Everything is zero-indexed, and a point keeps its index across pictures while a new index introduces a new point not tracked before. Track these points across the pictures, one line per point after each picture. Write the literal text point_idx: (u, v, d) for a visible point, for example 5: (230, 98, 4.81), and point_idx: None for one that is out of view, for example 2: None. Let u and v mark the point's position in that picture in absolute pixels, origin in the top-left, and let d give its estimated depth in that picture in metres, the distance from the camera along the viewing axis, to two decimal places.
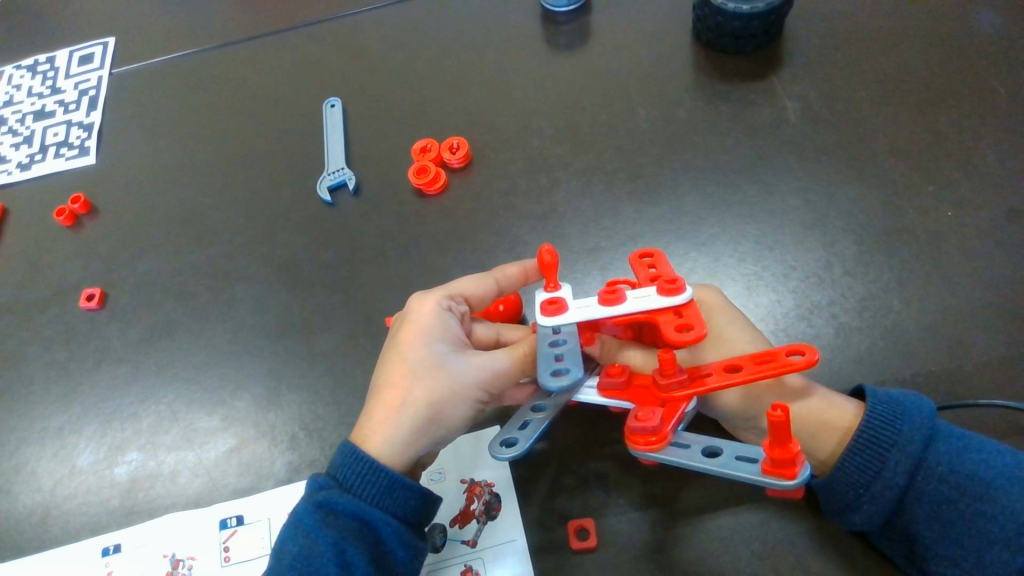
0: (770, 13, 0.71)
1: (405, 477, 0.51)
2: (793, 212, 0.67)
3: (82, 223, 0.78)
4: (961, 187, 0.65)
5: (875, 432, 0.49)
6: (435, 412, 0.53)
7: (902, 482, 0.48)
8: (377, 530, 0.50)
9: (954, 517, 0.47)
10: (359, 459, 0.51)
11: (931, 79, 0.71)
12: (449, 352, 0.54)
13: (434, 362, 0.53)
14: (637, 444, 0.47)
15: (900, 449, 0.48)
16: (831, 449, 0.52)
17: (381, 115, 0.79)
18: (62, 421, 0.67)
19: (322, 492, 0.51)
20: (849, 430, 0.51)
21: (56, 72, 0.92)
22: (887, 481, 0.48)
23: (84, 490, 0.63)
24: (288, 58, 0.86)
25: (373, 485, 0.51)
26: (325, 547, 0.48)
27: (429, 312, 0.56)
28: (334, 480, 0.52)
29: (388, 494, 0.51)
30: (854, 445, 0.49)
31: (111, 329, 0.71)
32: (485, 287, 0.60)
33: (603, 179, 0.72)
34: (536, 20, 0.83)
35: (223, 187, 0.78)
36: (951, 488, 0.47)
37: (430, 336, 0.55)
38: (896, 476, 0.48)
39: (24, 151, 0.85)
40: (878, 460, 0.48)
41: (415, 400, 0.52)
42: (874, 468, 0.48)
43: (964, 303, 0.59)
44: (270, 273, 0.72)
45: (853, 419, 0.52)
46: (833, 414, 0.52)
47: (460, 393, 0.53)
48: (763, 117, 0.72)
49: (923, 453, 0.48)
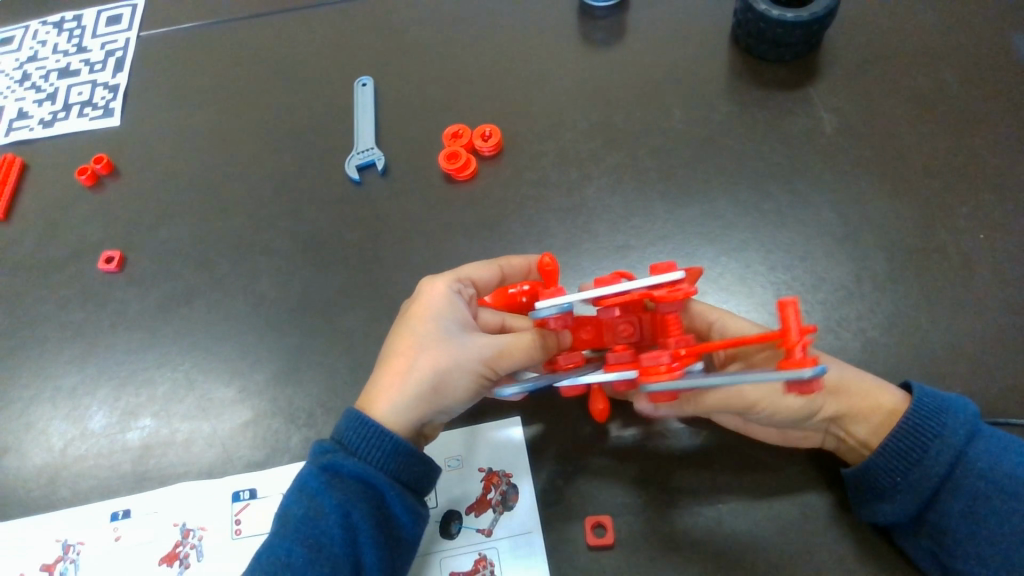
0: (814, 22, 0.69)
1: (407, 442, 0.50)
2: (825, 224, 0.66)
3: (104, 185, 0.78)
4: (997, 209, 0.64)
5: (919, 419, 0.48)
6: (441, 383, 0.51)
7: (941, 472, 0.46)
8: (381, 493, 0.49)
9: (988, 513, 0.45)
10: (363, 423, 0.50)
11: (977, 95, 0.70)
12: (458, 330, 0.52)
13: (442, 337, 0.52)
14: (647, 376, 0.40)
15: (943, 439, 0.47)
16: (875, 430, 0.50)
17: (413, 97, 0.79)
18: (74, 382, 0.68)
19: (326, 456, 0.49)
20: (897, 411, 0.50)
21: (83, 30, 0.92)
22: (925, 470, 0.47)
23: (96, 453, 0.64)
24: (322, 34, 0.85)
25: (378, 449, 0.49)
26: (330, 510, 0.47)
27: (439, 293, 0.54)
28: (339, 443, 0.50)
29: (392, 459, 0.50)
30: (897, 431, 0.48)
31: (128, 293, 0.71)
32: (491, 271, 0.59)
33: (635, 177, 0.71)
34: (574, 10, 0.82)
35: (250, 160, 0.78)
36: (989, 484, 0.46)
37: (440, 312, 0.53)
38: (936, 466, 0.46)
39: (47, 108, 0.85)
40: (918, 448, 0.47)
41: (421, 372, 0.51)
42: (914, 457, 0.47)
43: (991, 327, 0.59)
44: (294, 248, 0.72)
45: (898, 401, 0.50)
46: (878, 395, 0.51)
47: (467, 364, 0.51)
48: (801, 125, 0.71)
49: (966, 446, 0.46)
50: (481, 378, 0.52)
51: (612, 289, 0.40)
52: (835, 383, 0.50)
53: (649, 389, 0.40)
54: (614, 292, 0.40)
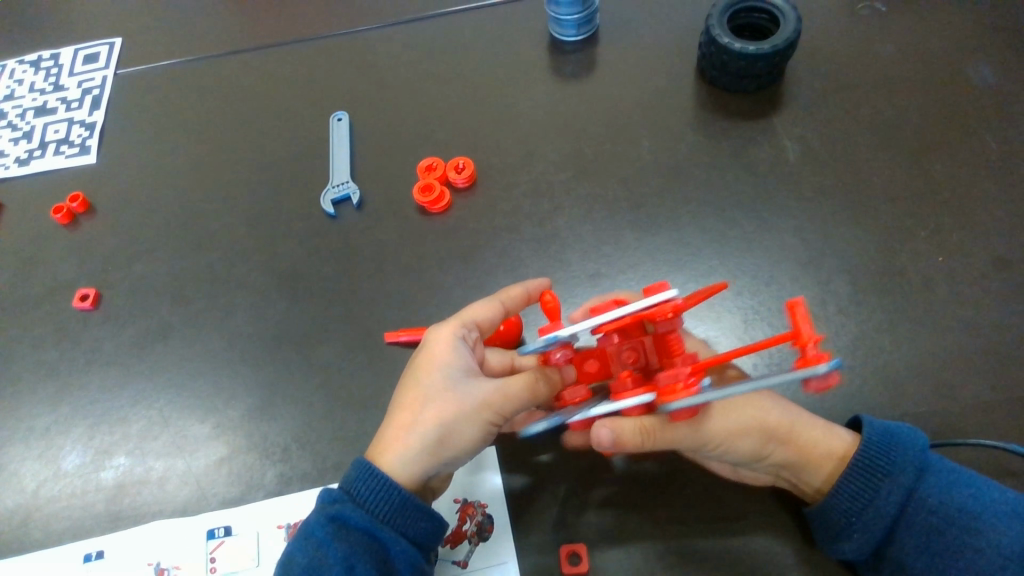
0: (776, 54, 0.71)
1: (417, 497, 0.50)
2: (790, 250, 0.67)
3: (79, 222, 0.78)
4: (956, 233, 0.66)
5: (868, 460, 0.50)
6: (447, 438, 0.51)
7: (892, 511, 0.48)
8: (387, 547, 0.49)
9: (943, 549, 0.47)
10: (373, 475, 0.50)
11: (934, 122, 0.72)
12: (462, 380, 0.52)
13: (447, 390, 0.51)
14: (668, 396, 0.39)
15: (892, 478, 0.49)
16: (824, 479, 0.52)
17: (387, 131, 0.80)
18: (49, 421, 0.68)
19: (334, 507, 0.49)
20: (844, 459, 0.52)
21: (60, 69, 0.92)
22: (878, 510, 0.49)
23: (69, 492, 0.64)
24: (297, 70, 0.86)
25: (385, 502, 0.49)
26: (335, 560, 0.47)
27: (444, 342, 0.54)
28: (347, 495, 0.50)
29: (398, 513, 0.49)
30: (850, 472, 0.50)
31: (103, 330, 0.72)
32: (493, 310, 0.57)
33: (606, 206, 0.72)
34: (545, 44, 0.84)
35: (226, 195, 0.79)
36: (940, 518, 0.47)
37: (444, 362, 0.53)
38: (887, 505, 0.48)
39: (23, 146, 0.85)
40: (869, 488, 0.49)
41: (426, 429, 0.50)
42: (866, 496, 0.49)
43: (952, 348, 0.61)
44: (269, 282, 0.72)
45: (848, 448, 0.52)
46: (829, 443, 0.53)
47: (472, 413, 0.51)
48: (766, 153, 0.73)
49: (914, 483, 0.48)
50: (489, 428, 0.52)
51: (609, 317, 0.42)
52: (786, 434, 0.52)
53: (672, 408, 0.38)
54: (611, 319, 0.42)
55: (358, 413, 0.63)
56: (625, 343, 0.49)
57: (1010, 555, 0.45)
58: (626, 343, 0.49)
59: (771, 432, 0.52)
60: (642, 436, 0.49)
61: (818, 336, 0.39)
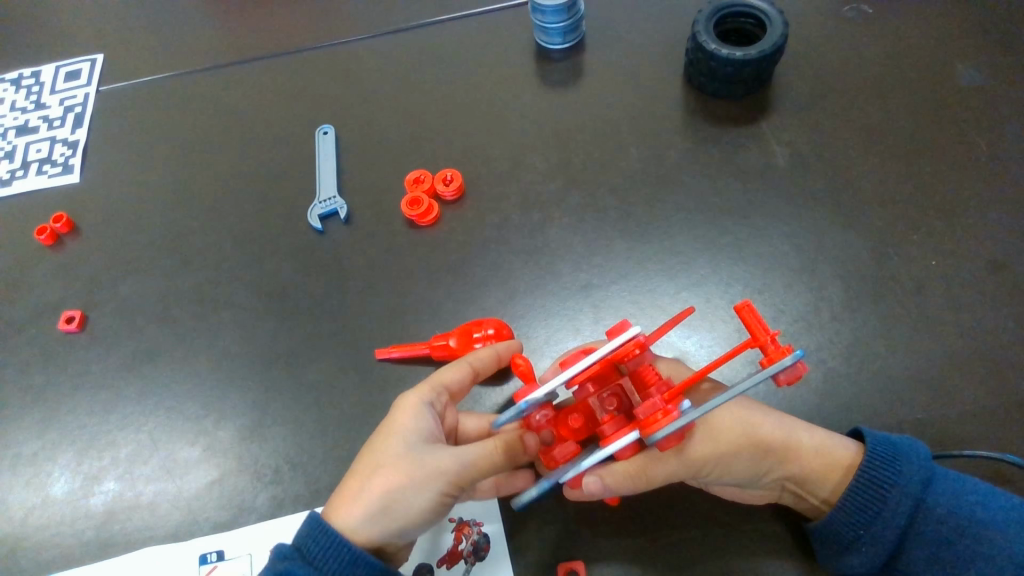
0: (762, 60, 0.70)
1: (369, 557, 0.48)
2: (782, 256, 0.67)
3: (64, 242, 0.77)
4: (947, 236, 0.66)
5: (875, 471, 0.49)
6: (396, 505, 0.48)
7: (902, 523, 0.47)
8: None
9: (953, 558, 0.47)
10: (324, 532, 0.48)
11: (922, 125, 0.72)
12: (422, 446, 0.51)
13: (405, 454, 0.50)
14: (652, 427, 0.41)
15: (900, 489, 0.48)
16: (832, 488, 0.51)
17: (374, 144, 0.80)
18: (36, 447, 0.67)
19: (282, 563, 0.47)
20: (852, 467, 0.51)
21: (41, 87, 0.91)
22: (887, 522, 0.48)
23: (58, 520, 0.63)
24: (281, 84, 0.86)
25: (336, 559, 0.47)
26: None
27: (410, 407, 0.53)
28: (297, 552, 0.48)
29: (349, 572, 0.47)
30: (855, 487, 0.49)
31: (90, 353, 0.71)
32: (462, 373, 0.57)
33: (596, 216, 0.72)
34: (531, 52, 0.83)
35: (212, 212, 0.78)
36: (950, 528, 0.47)
37: (410, 427, 0.52)
38: (896, 517, 0.47)
39: (5, 167, 0.84)
40: (877, 500, 0.48)
41: (376, 492, 0.48)
42: (874, 508, 0.48)
43: (946, 353, 0.60)
44: (257, 300, 0.71)
45: (853, 457, 0.52)
46: (833, 453, 0.52)
47: (425, 479, 0.49)
48: (755, 158, 0.73)
49: (923, 493, 0.47)
50: (443, 498, 0.50)
51: (580, 366, 0.44)
52: (787, 448, 0.52)
53: (658, 437, 0.40)
54: (583, 367, 0.44)
55: (350, 432, 0.63)
56: (603, 391, 0.48)
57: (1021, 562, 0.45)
58: (604, 392, 0.48)
59: (766, 448, 0.51)
60: (633, 474, 0.49)
61: (775, 332, 0.41)
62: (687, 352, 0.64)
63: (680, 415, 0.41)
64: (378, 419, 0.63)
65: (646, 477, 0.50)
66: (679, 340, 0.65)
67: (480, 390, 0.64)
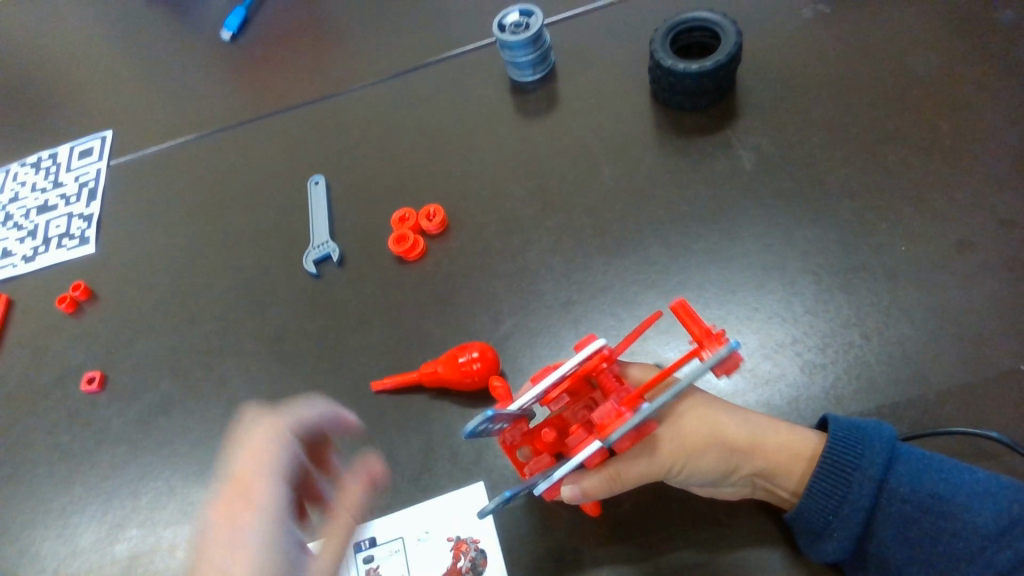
0: (719, 70, 0.72)
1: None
2: (754, 256, 0.69)
3: (83, 309, 0.83)
4: (914, 221, 0.67)
5: (838, 456, 0.51)
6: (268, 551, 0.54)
7: (866, 504, 0.50)
8: None
9: (921, 538, 0.48)
10: None
11: (884, 115, 0.73)
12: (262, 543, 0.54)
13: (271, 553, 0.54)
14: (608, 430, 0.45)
15: (862, 472, 0.50)
16: (797, 480, 0.53)
17: (363, 189, 0.84)
18: (65, 501, 0.71)
19: None
20: (814, 458, 0.53)
21: (58, 167, 0.98)
22: (852, 505, 0.50)
23: (88, 567, 0.67)
24: (274, 141, 0.91)
25: None
26: None
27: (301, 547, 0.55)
28: None
29: None
30: (820, 471, 0.51)
31: (110, 409, 0.75)
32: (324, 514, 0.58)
33: (573, 235, 0.75)
34: (505, 86, 0.87)
35: (216, 267, 0.82)
36: (915, 506, 0.49)
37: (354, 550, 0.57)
38: (861, 499, 0.50)
39: (29, 244, 0.90)
40: (842, 485, 0.50)
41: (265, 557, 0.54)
42: (839, 493, 0.50)
43: (919, 335, 0.62)
44: (261, 346, 0.75)
45: (815, 447, 0.54)
46: (795, 445, 0.54)
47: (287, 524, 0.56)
48: (723, 164, 0.75)
49: (885, 474, 0.50)
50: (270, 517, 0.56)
51: (551, 381, 0.47)
52: (751, 445, 0.54)
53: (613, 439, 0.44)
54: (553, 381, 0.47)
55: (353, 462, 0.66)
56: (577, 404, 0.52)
57: (984, 534, 0.47)
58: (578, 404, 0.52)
59: (732, 443, 0.54)
60: (607, 478, 0.53)
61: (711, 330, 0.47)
62: (666, 357, 0.66)
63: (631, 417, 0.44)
64: (377, 449, 0.66)
65: (621, 481, 0.53)
66: (657, 347, 0.67)
67: (470, 410, 0.66)
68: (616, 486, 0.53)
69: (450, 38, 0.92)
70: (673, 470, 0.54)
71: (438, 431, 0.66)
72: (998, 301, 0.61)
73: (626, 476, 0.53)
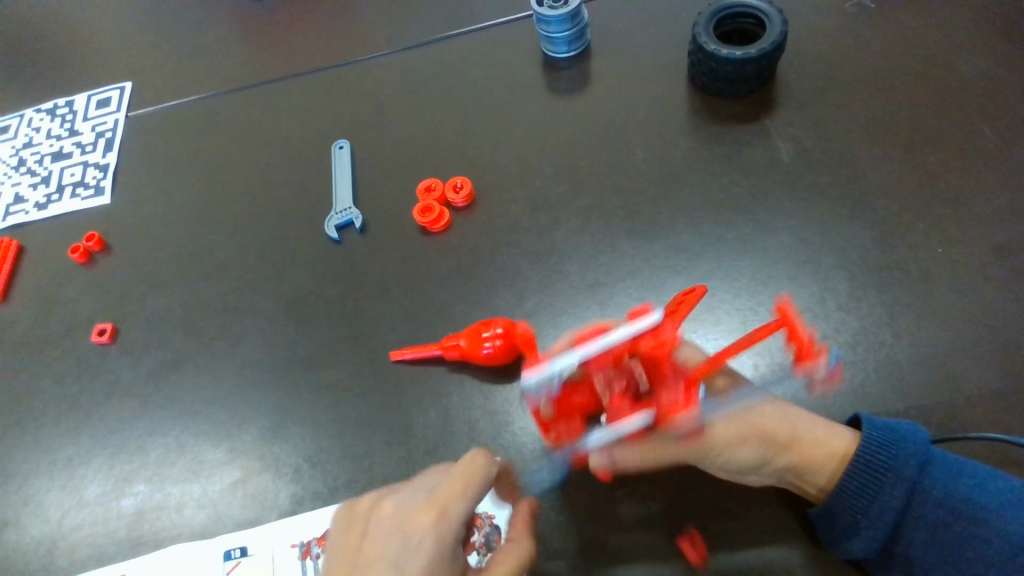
0: (762, 58, 0.71)
1: None
2: (786, 249, 0.68)
3: (96, 260, 0.81)
4: (951, 224, 0.66)
5: (872, 455, 0.50)
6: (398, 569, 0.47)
7: (897, 505, 0.49)
8: None
9: (951, 542, 0.47)
10: None
11: (926, 116, 0.72)
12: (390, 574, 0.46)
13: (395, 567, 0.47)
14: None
15: (896, 473, 0.49)
16: (827, 478, 0.52)
17: (388, 156, 0.82)
18: (70, 453, 0.70)
19: None
20: (847, 457, 0.52)
21: (74, 115, 0.96)
22: (883, 505, 0.49)
23: (91, 521, 0.66)
24: (299, 102, 0.89)
25: None
26: None
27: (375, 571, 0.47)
28: None
29: None
30: (852, 471, 0.50)
31: (120, 363, 0.74)
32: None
33: (602, 217, 0.74)
34: (538, 62, 0.85)
35: (234, 226, 0.81)
36: (947, 511, 0.48)
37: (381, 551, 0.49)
38: (892, 500, 0.49)
39: (42, 191, 0.89)
40: (873, 484, 0.49)
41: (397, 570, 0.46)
42: (871, 492, 0.49)
43: (952, 338, 0.61)
44: (277, 308, 0.74)
45: (849, 446, 0.53)
46: (830, 443, 0.53)
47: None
48: (759, 154, 0.73)
49: (918, 476, 0.49)
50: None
51: None
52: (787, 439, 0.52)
53: None
54: None
55: (367, 432, 0.65)
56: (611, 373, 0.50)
57: (1017, 543, 0.46)
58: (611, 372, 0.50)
59: (770, 435, 0.52)
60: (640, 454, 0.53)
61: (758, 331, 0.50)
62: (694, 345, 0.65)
63: None
64: (393, 419, 0.65)
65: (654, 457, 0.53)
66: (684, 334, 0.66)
67: (489, 387, 0.65)
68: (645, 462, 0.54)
69: (484, 10, 0.90)
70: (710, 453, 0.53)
71: (456, 404, 0.65)
72: None
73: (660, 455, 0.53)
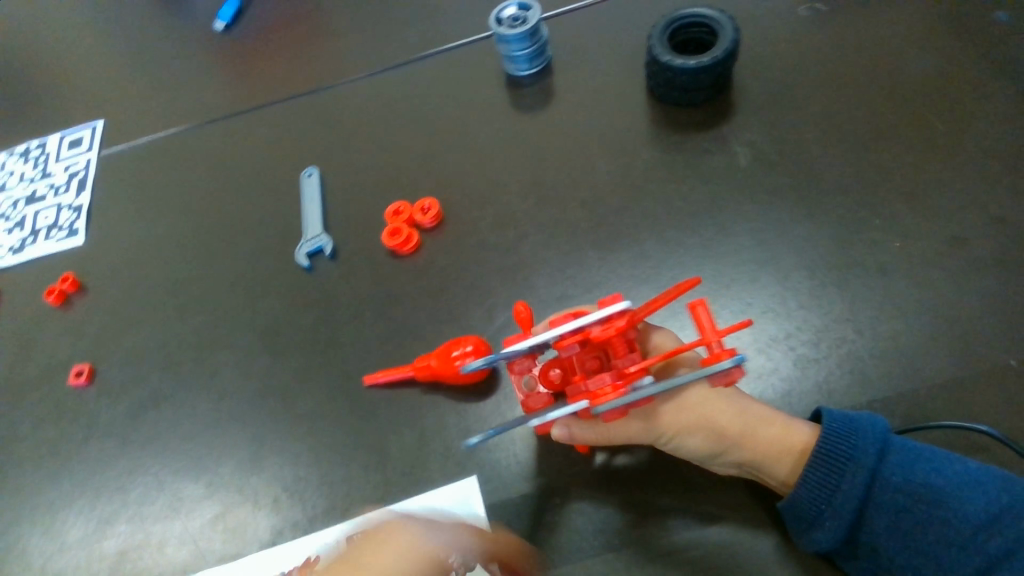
0: (715, 65, 0.72)
1: None
2: (748, 252, 0.69)
3: (71, 301, 0.82)
4: (907, 219, 0.67)
5: (832, 445, 0.51)
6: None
7: (860, 493, 0.49)
8: None
9: (912, 525, 0.48)
10: None
11: (879, 113, 0.73)
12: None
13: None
14: (596, 400, 0.44)
15: (857, 462, 0.50)
16: (788, 471, 0.54)
17: (356, 181, 0.83)
18: (51, 496, 0.70)
19: None
20: (806, 451, 0.53)
21: (47, 157, 0.96)
22: (846, 494, 0.50)
23: (75, 564, 0.67)
24: (267, 133, 0.90)
25: None
26: None
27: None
28: None
29: None
30: (813, 461, 0.51)
31: (98, 403, 0.74)
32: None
33: (567, 230, 0.74)
34: (500, 80, 0.86)
35: (207, 259, 0.82)
36: (907, 496, 0.48)
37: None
38: (854, 488, 0.49)
39: (16, 236, 0.89)
40: (835, 473, 0.50)
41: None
42: (833, 481, 0.50)
43: (912, 331, 0.62)
44: (252, 339, 0.75)
45: (808, 440, 0.54)
46: (788, 437, 0.54)
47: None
48: (719, 160, 0.75)
49: (877, 464, 0.50)
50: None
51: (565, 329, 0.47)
52: (744, 432, 0.54)
53: (600, 410, 0.44)
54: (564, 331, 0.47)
55: (344, 458, 0.66)
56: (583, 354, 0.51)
57: (975, 522, 0.46)
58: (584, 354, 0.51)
59: (726, 429, 0.55)
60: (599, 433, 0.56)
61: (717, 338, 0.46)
62: None
63: (624, 393, 0.44)
64: (369, 443, 0.66)
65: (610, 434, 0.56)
66: None
67: (462, 405, 0.66)
68: (604, 441, 0.57)
69: (445, 31, 0.91)
70: (663, 440, 0.56)
71: (430, 424, 0.66)
72: (991, 298, 0.62)
73: (616, 435, 0.56)
